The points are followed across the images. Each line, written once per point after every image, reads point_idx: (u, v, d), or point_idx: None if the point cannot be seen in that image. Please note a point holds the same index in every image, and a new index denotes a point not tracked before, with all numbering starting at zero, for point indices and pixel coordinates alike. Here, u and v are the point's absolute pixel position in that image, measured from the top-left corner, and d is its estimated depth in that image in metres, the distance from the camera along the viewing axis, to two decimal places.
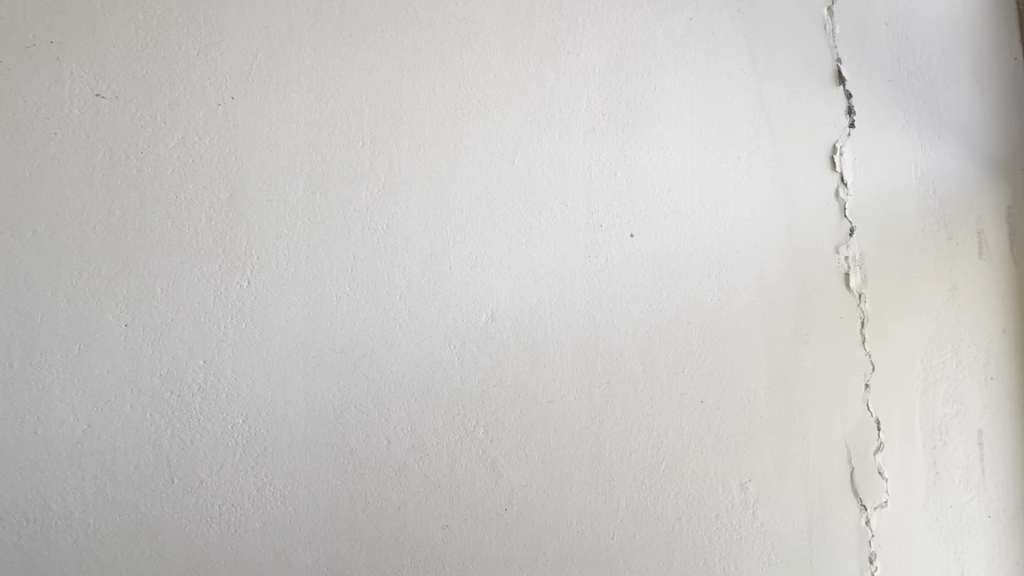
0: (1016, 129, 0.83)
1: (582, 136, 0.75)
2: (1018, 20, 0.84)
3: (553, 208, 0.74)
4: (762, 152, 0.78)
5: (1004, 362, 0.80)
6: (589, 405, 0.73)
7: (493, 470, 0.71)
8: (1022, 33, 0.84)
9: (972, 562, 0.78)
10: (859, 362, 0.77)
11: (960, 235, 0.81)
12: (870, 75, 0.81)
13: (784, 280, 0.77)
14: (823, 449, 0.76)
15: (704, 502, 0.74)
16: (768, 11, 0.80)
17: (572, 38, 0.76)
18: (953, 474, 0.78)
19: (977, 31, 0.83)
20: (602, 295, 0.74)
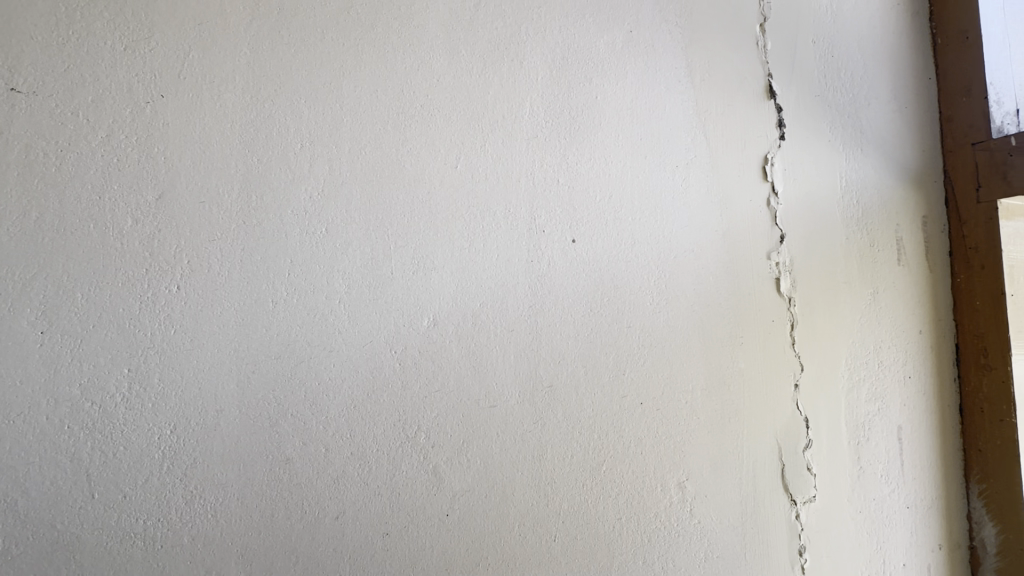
0: (921, 147, 0.90)
1: (524, 142, 0.76)
2: (921, 48, 0.92)
3: (496, 213, 0.75)
4: (699, 162, 0.81)
5: (918, 362, 0.86)
6: (531, 409, 0.74)
7: (434, 476, 0.71)
8: (927, 60, 0.92)
9: (891, 550, 0.82)
10: (789, 362, 0.81)
11: (880, 243, 0.86)
12: (798, 91, 0.85)
13: (719, 285, 0.80)
14: (755, 447, 0.79)
15: (643, 501, 0.75)
16: (704, 26, 0.83)
17: (515, 46, 0.77)
18: (875, 468, 0.83)
19: (890, 55, 0.90)
20: (544, 299, 0.75)
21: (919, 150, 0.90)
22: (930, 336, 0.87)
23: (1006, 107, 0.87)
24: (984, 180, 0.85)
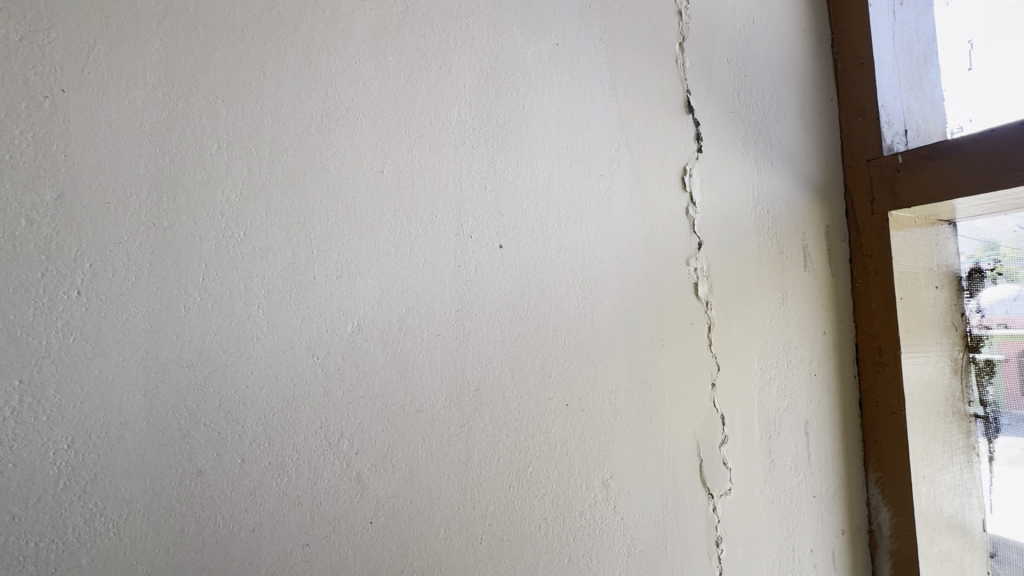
0: (819, 163, 1.02)
1: (452, 149, 0.77)
2: (821, 75, 1.05)
3: (422, 218, 0.75)
4: (622, 171, 0.85)
5: (821, 360, 0.96)
6: (458, 413, 0.74)
7: (358, 483, 0.70)
8: (825, 85, 1.05)
9: (800, 537, 0.90)
10: (707, 362, 0.86)
11: (788, 252, 0.95)
12: (712, 108, 0.92)
13: (641, 289, 0.84)
14: (675, 444, 0.83)
15: (568, 500, 0.77)
16: (627, 43, 0.87)
17: (443, 53, 0.78)
18: (785, 459, 0.90)
19: (790, 79, 1.01)
20: (471, 303, 0.76)
21: (816, 165, 1.01)
22: (831, 336, 0.98)
23: (896, 127, 0.98)
24: (877, 194, 0.97)
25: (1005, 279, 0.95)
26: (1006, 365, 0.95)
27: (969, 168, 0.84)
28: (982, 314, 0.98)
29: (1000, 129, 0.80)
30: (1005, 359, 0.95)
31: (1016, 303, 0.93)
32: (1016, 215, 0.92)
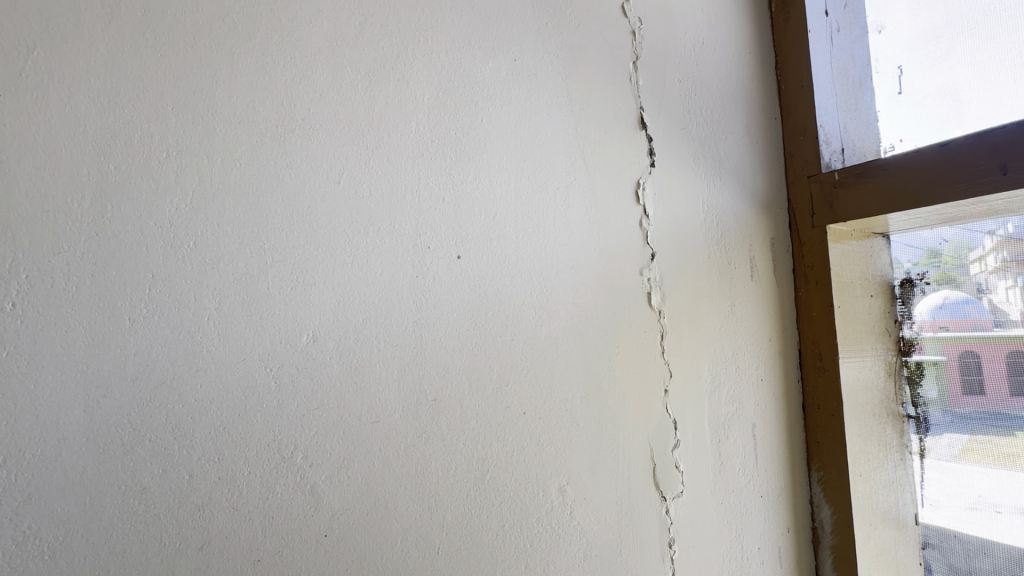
0: (762, 179, 1.08)
1: (411, 160, 0.78)
2: (763, 96, 1.12)
3: (380, 228, 0.75)
4: (578, 184, 0.87)
5: (766, 366, 1.01)
6: (415, 423, 0.74)
7: (313, 497, 0.69)
8: (766, 106, 1.12)
9: (747, 535, 0.94)
10: (660, 369, 0.90)
11: (736, 262, 1.00)
12: (664, 124, 0.96)
13: (597, 299, 0.86)
14: (630, 449, 0.85)
15: (525, 507, 0.78)
16: (583, 60, 0.90)
17: (401, 66, 0.79)
18: (733, 461, 0.95)
19: (734, 99, 1.07)
20: (428, 313, 0.76)
21: (759, 181, 1.07)
22: (775, 343, 1.04)
23: (833, 145, 1.07)
24: (817, 209, 1.04)
25: (944, 284, 1.01)
26: (947, 365, 1.01)
27: (896, 186, 0.91)
28: (923, 317, 1.05)
29: (920, 151, 0.88)
30: (948, 359, 1.01)
31: (957, 307, 0.99)
32: (955, 225, 0.99)
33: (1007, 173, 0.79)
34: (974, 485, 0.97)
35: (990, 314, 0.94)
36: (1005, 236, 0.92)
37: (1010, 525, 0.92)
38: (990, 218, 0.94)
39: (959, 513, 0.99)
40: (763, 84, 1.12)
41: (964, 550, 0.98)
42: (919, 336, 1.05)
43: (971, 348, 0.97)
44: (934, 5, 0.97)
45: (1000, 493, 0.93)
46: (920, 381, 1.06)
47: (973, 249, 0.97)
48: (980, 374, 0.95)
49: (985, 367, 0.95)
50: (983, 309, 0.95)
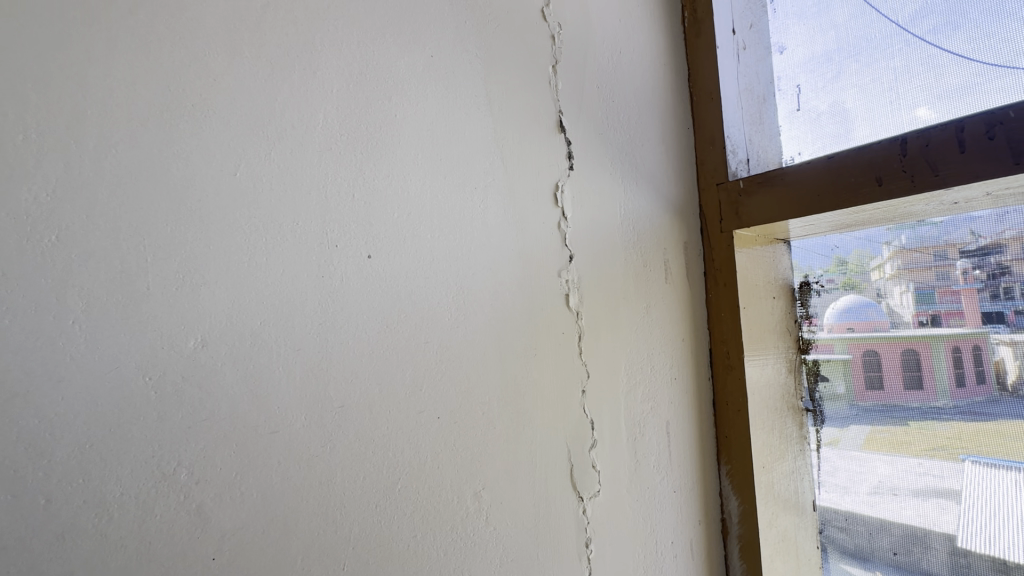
0: (675, 185, 1.14)
1: (317, 154, 0.74)
2: (676, 106, 1.18)
3: (282, 225, 0.71)
4: (496, 184, 0.88)
5: (678, 365, 1.08)
6: (319, 432, 0.70)
7: (198, 517, 0.62)
8: (679, 115, 1.19)
9: (661, 529, 0.99)
10: (577, 369, 0.92)
11: (651, 265, 1.06)
12: (582, 129, 0.99)
13: (513, 300, 0.87)
14: (547, 451, 0.87)
15: (440, 514, 0.76)
16: (501, 61, 0.91)
17: (307, 55, 0.74)
18: (648, 458, 1.00)
19: (650, 107, 1.12)
20: (336, 316, 0.72)
21: (672, 187, 1.13)
22: (687, 342, 1.11)
23: (740, 156, 1.15)
24: (724, 215, 1.12)
25: (849, 289, 1.10)
26: (852, 362, 1.10)
27: (793, 195, 0.98)
28: (829, 320, 1.15)
29: (810, 163, 0.96)
30: (852, 357, 1.10)
31: (860, 310, 1.08)
32: (858, 234, 1.08)
33: (882, 184, 0.86)
34: (874, 471, 1.06)
35: (888, 317, 1.04)
36: (900, 246, 1.02)
37: (904, 506, 1.01)
38: (887, 228, 1.04)
39: (860, 499, 1.08)
40: (676, 95, 1.19)
41: (867, 530, 1.07)
42: (829, 336, 1.15)
43: (871, 346, 1.06)
44: (825, 29, 1.06)
45: (895, 478, 1.02)
46: (821, 377, 1.16)
47: (873, 258, 1.06)
48: (880, 370, 1.05)
49: (883, 363, 1.04)
50: (882, 312, 1.05)
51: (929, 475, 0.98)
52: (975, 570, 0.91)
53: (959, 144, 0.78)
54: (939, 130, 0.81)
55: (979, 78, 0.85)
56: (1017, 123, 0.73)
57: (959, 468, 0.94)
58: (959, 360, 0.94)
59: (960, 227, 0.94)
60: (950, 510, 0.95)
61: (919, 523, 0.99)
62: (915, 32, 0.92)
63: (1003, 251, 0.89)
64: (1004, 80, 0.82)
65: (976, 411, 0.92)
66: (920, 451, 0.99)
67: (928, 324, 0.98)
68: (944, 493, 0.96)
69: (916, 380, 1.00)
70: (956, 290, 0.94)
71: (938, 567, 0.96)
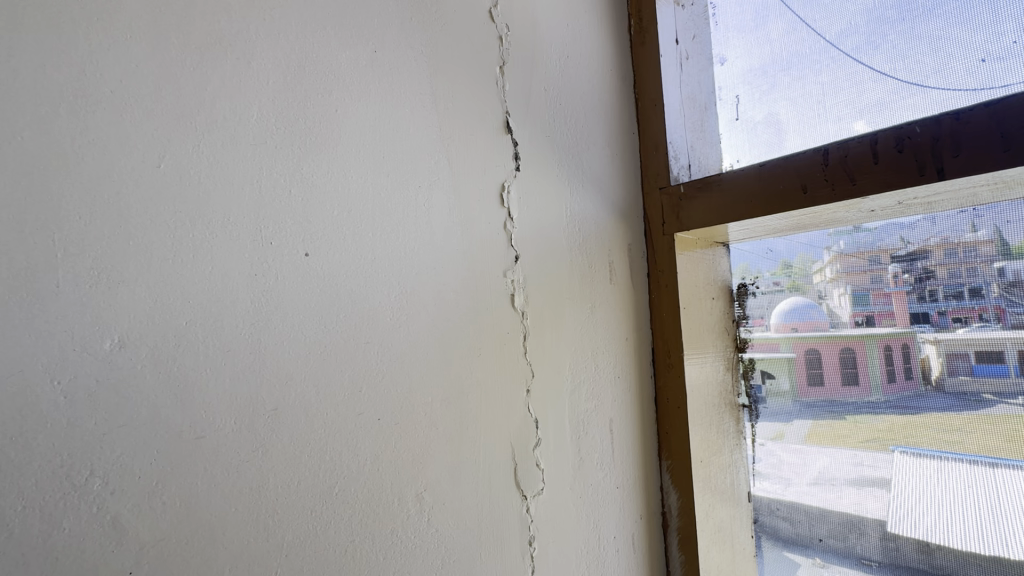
0: (620, 189, 1.18)
1: (251, 147, 0.71)
2: (622, 111, 1.22)
3: (211, 221, 0.67)
4: (441, 183, 0.87)
5: (622, 363, 1.12)
6: (250, 436, 0.67)
7: (112, 529, 0.58)
8: (624, 120, 1.22)
9: (604, 523, 1.02)
10: (522, 369, 0.94)
11: (596, 266, 1.09)
12: (529, 131, 1.01)
13: (458, 300, 0.87)
14: (490, 450, 0.87)
15: (379, 518, 0.75)
16: (447, 60, 0.91)
17: (241, 43, 0.71)
18: (592, 455, 1.02)
19: (596, 112, 1.15)
20: (270, 316, 0.70)
21: (616, 191, 1.17)
22: (631, 342, 1.15)
23: (682, 161, 1.19)
24: (667, 218, 1.16)
25: (794, 292, 1.16)
26: (795, 361, 1.16)
27: (729, 201, 1.03)
28: (777, 320, 1.19)
29: (744, 170, 1.00)
30: (796, 356, 1.15)
31: (803, 310, 1.14)
32: (801, 240, 1.14)
33: (807, 192, 0.92)
34: (813, 463, 1.12)
35: (828, 318, 1.10)
36: (839, 251, 1.08)
37: (841, 495, 1.07)
38: (827, 234, 1.10)
39: (798, 489, 1.15)
40: (622, 101, 1.23)
41: (805, 518, 1.13)
42: (771, 335, 1.20)
43: (813, 346, 1.13)
44: (761, 43, 1.11)
45: (834, 469, 1.09)
46: (767, 375, 1.21)
47: (815, 262, 1.12)
48: (821, 368, 1.11)
49: (824, 362, 1.11)
50: (823, 312, 1.11)
51: (864, 465, 1.05)
52: (903, 554, 0.99)
53: (874, 156, 0.85)
54: (857, 143, 0.87)
55: (895, 94, 0.92)
56: (922, 138, 0.80)
57: (890, 459, 1.01)
58: (891, 357, 1.01)
59: (892, 233, 1.02)
60: (883, 498, 1.01)
61: (854, 510, 1.05)
62: (841, 49, 0.99)
63: (928, 257, 0.96)
64: (917, 97, 0.89)
65: (905, 405, 0.99)
66: (856, 443, 1.06)
67: (863, 324, 1.05)
68: (876, 481, 1.02)
69: (852, 376, 1.07)
70: (888, 293, 1.01)
71: (871, 552, 1.03)
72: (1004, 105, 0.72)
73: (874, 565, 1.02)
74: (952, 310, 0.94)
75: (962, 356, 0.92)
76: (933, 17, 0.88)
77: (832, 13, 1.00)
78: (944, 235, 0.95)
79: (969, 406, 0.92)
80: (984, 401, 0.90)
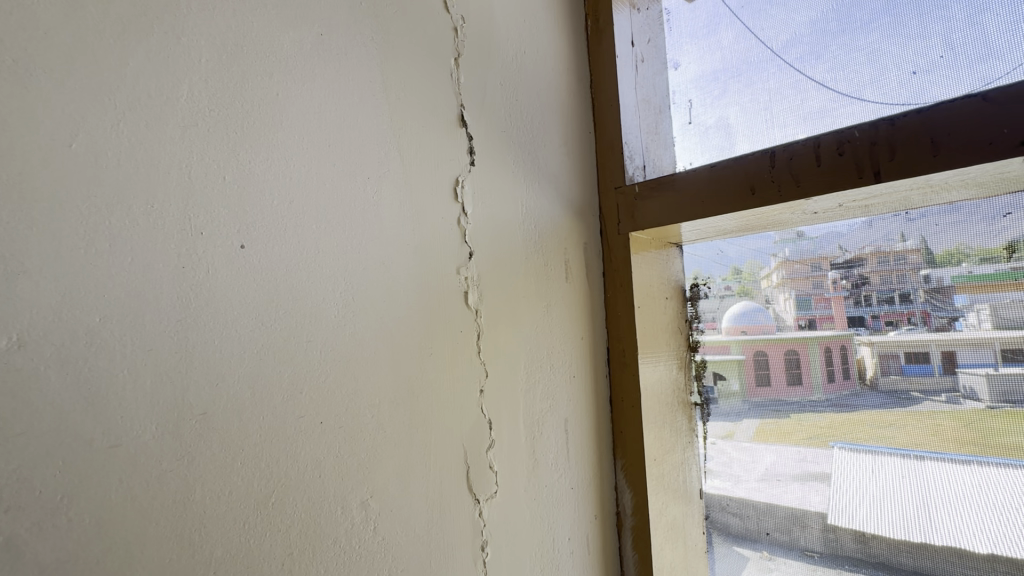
0: (576, 187, 1.18)
1: (179, 129, 0.64)
2: (578, 110, 1.23)
3: (132, 206, 0.60)
4: (391, 176, 0.84)
5: (577, 363, 1.11)
6: (176, 445, 0.60)
7: (5, 554, 0.50)
8: (581, 120, 1.23)
9: (558, 525, 1.01)
10: (475, 369, 0.91)
11: (552, 265, 1.08)
12: (484, 126, 1.00)
13: (409, 297, 0.84)
14: (442, 452, 0.84)
15: (321, 528, 0.70)
16: (399, 49, 0.88)
17: (170, 15, 0.65)
18: (547, 455, 1.01)
19: (553, 109, 1.15)
20: (200, 313, 0.64)
21: (572, 190, 1.17)
22: (587, 341, 1.14)
23: (636, 162, 1.21)
24: (622, 218, 1.17)
25: (744, 296, 1.18)
26: (744, 363, 1.18)
27: (683, 203, 1.04)
28: (727, 322, 1.22)
29: (696, 171, 1.02)
30: (745, 358, 1.18)
31: (752, 314, 1.17)
32: (750, 246, 1.17)
33: (756, 193, 0.94)
34: (761, 460, 1.15)
35: (774, 321, 1.13)
36: (784, 258, 1.12)
37: (786, 490, 1.10)
38: (774, 240, 1.14)
39: (746, 486, 1.17)
40: (579, 100, 1.23)
41: (753, 513, 1.15)
42: (722, 338, 1.23)
43: (760, 347, 1.16)
44: (713, 50, 1.14)
45: (779, 465, 1.12)
46: (719, 376, 1.23)
47: (763, 267, 1.15)
48: (768, 369, 1.14)
49: (770, 363, 1.14)
50: (770, 316, 1.14)
51: (807, 461, 1.08)
52: (842, 543, 1.03)
53: (817, 159, 0.88)
54: (801, 146, 0.90)
55: (834, 103, 0.96)
56: (861, 142, 0.83)
57: (831, 454, 1.05)
58: (830, 358, 1.05)
59: (831, 242, 1.06)
60: (824, 492, 1.05)
61: (798, 504, 1.09)
62: (786, 58, 1.02)
63: (863, 264, 1.01)
64: (854, 106, 0.93)
65: (843, 403, 1.04)
66: (800, 440, 1.09)
67: (806, 327, 1.09)
68: (817, 476, 1.06)
69: (796, 377, 1.11)
70: (828, 297, 1.06)
71: (813, 543, 1.06)
72: (933, 113, 0.77)
73: (816, 556, 1.05)
74: (884, 313, 0.99)
75: (892, 356, 0.97)
76: (869, 31, 0.92)
77: (778, 23, 1.03)
78: (877, 244, 1.00)
79: (899, 403, 0.97)
80: (911, 398, 0.96)
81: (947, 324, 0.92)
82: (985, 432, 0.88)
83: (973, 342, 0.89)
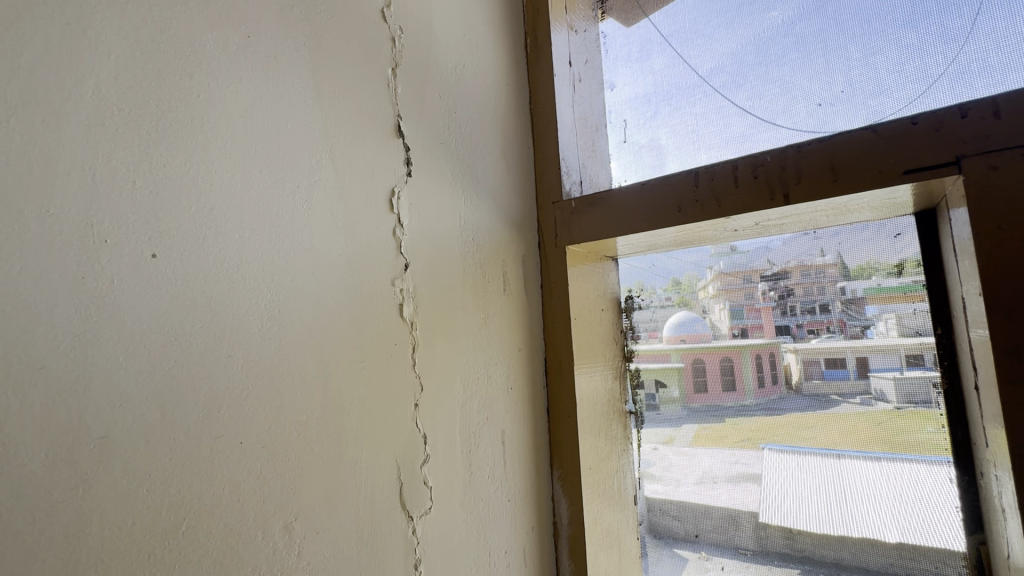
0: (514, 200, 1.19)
1: (81, 127, 0.59)
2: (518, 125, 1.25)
3: (22, 209, 0.54)
4: (323, 185, 0.82)
5: (515, 374, 1.12)
6: (69, 473, 0.55)
7: None
8: (520, 134, 1.25)
9: (494, 537, 1.01)
10: (409, 383, 0.90)
11: (490, 276, 1.09)
12: (422, 137, 0.99)
13: (340, 309, 0.81)
14: (373, 469, 0.82)
15: (238, 555, 0.66)
16: (333, 56, 0.86)
17: (74, 6, 0.60)
18: (483, 468, 1.01)
19: (492, 122, 1.16)
20: (102, 327, 0.58)
21: (511, 202, 1.18)
22: (524, 352, 1.16)
23: (573, 177, 1.25)
24: (559, 231, 1.20)
25: (682, 306, 1.24)
26: (683, 370, 1.23)
27: (617, 218, 1.08)
28: (668, 332, 1.26)
29: (628, 188, 1.06)
30: (684, 365, 1.23)
31: (690, 324, 1.22)
32: (688, 259, 1.23)
33: (682, 211, 0.99)
34: (698, 464, 1.20)
35: (711, 330, 1.19)
36: (720, 270, 1.18)
37: (721, 492, 1.16)
38: (710, 253, 1.20)
39: (679, 490, 1.22)
40: (518, 114, 1.25)
41: (691, 515, 1.20)
42: (662, 347, 1.27)
43: (699, 355, 1.20)
44: (645, 74, 1.20)
45: (716, 468, 1.17)
46: (661, 383, 1.28)
47: (699, 279, 1.21)
48: (704, 376, 1.19)
49: (707, 370, 1.19)
50: (706, 325, 1.20)
51: (739, 463, 1.14)
52: (771, 540, 1.09)
53: (735, 180, 0.94)
54: (721, 167, 0.96)
55: (753, 129, 1.03)
56: (772, 165, 0.90)
57: (760, 455, 1.12)
58: (761, 364, 1.12)
59: (760, 255, 1.13)
60: (756, 491, 1.12)
61: (732, 505, 1.14)
62: (711, 84, 1.09)
63: (789, 277, 1.09)
64: (769, 132, 1.01)
65: (772, 407, 1.10)
66: (734, 443, 1.15)
67: (740, 335, 1.15)
68: (749, 477, 1.13)
69: (729, 383, 1.16)
70: (758, 307, 1.12)
71: (745, 542, 1.12)
72: (833, 142, 0.85)
73: (749, 553, 1.11)
74: (807, 322, 1.06)
75: (814, 362, 1.05)
76: (783, 64, 1.01)
77: (703, 52, 1.11)
78: (800, 258, 1.08)
79: (821, 405, 1.05)
80: (831, 401, 1.03)
81: (860, 332, 1.01)
82: (891, 430, 0.98)
83: (882, 349, 0.99)
